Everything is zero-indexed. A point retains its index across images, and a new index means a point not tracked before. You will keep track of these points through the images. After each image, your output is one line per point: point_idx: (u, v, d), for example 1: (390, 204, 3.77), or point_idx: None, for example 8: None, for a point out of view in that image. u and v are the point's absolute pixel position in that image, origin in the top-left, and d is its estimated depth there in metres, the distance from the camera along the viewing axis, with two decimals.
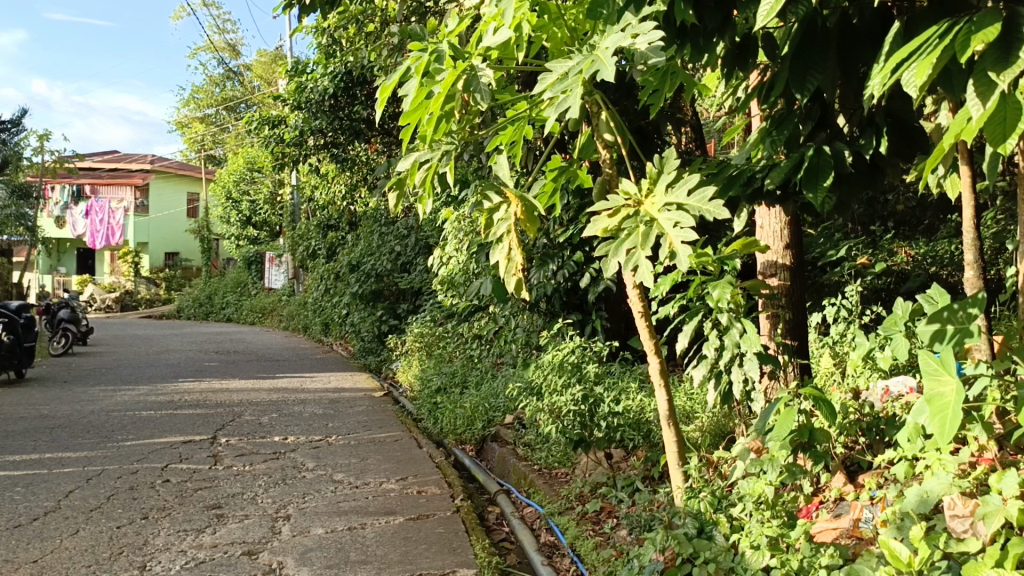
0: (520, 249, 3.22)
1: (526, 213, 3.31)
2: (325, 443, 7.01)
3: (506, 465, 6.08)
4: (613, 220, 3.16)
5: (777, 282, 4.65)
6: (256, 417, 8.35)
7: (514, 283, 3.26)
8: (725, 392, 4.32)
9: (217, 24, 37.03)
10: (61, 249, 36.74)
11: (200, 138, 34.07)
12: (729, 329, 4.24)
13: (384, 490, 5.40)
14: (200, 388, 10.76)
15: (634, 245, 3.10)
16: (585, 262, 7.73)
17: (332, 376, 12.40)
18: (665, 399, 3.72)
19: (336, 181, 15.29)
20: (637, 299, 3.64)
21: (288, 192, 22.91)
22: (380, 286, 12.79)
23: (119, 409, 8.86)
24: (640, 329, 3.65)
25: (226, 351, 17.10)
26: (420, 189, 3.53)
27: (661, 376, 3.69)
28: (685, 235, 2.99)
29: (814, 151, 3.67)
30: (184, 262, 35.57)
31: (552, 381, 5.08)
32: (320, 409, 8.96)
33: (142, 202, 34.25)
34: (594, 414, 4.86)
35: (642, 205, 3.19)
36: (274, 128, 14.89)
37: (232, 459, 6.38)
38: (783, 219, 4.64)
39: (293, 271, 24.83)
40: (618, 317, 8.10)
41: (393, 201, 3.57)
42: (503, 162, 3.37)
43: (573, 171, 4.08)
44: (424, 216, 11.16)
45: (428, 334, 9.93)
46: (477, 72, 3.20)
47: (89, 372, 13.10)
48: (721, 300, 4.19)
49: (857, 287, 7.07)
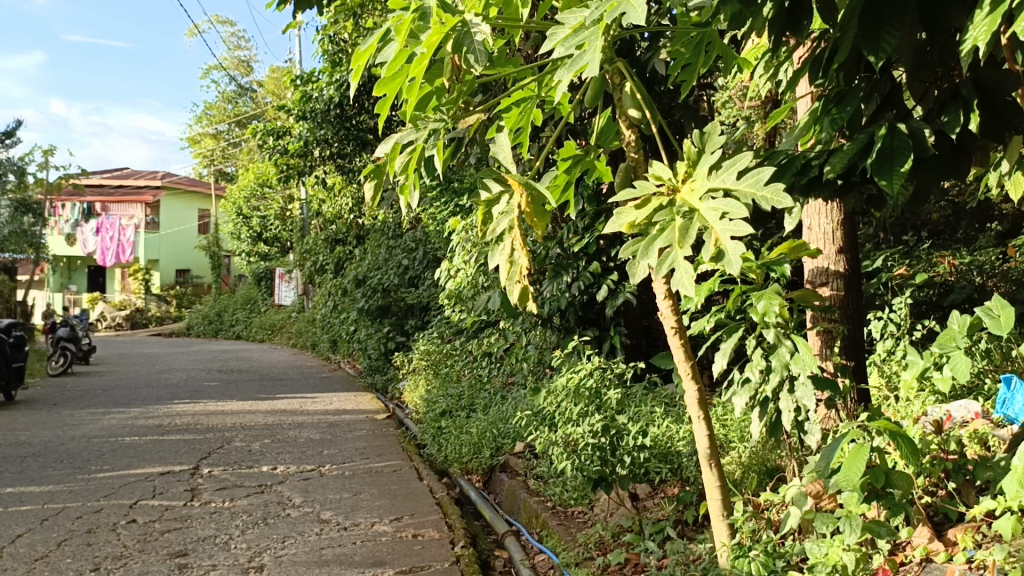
0: (525, 249, 2.58)
1: (530, 204, 2.65)
2: (317, 474, 6.35)
3: (516, 500, 5.40)
4: (640, 210, 2.51)
5: (829, 292, 3.99)
6: (246, 443, 7.71)
7: (518, 293, 2.59)
8: (772, 422, 3.64)
9: (229, 41, 36.77)
10: (72, 266, 36.45)
11: (211, 154, 33.72)
12: (777, 348, 3.58)
13: (374, 533, 4.74)
14: (194, 410, 10.14)
15: (669, 242, 2.43)
16: (602, 273, 7.09)
17: (335, 396, 11.75)
18: (704, 434, 3.02)
19: (342, 194, 14.71)
20: (669, 312, 2.97)
21: (296, 207, 22.38)
22: (387, 302, 12.14)
23: (102, 435, 8.25)
24: (674, 350, 2.98)
25: (230, 370, 16.51)
26: (402, 178, 2.89)
27: (700, 406, 2.99)
28: (736, 227, 2.33)
29: (886, 130, 3.01)
30: (194, 279, 35.16)
31: (568, 409, 4.20)
32: (317, 433, 8.31)
33: (153, 219, 33.91)
34: (616, 448, 3.91)
35: (678, 192, 2.53)
36: (278, 139, 14.33)
37: (211, 493, 5.74)
38: (836, 218, 3.99)
39: (302, 287, 24.27)
40: (637, 333, 7.43)
41: (369, 191, 2.90)
42: (503, 142, 2.70)
43: (590, 161, 3.44)
44: (432, 226, 10.54)
45: (435, 352, 9.25)
46: (470, 28, 2.54)
47: (84, 393, 12.53)
48: (769, 313, 3.52)
49: (905, 300, 6.34)
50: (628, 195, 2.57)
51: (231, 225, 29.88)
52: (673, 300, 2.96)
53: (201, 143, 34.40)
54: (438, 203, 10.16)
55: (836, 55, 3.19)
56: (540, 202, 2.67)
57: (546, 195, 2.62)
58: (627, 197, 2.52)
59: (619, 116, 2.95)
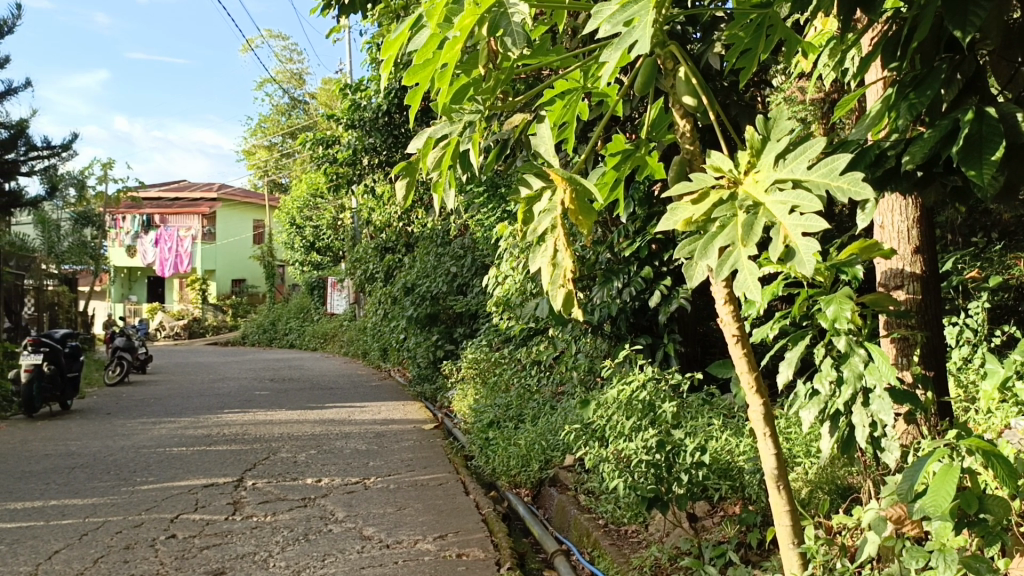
0: (570, 250, 2.34)
1: (575, 199, 2.40)
2: (361, 487, 6.20)
3: (566, 517, 5.14)
4: (696, 205, 2.25)
5: (905, 296, 3.64)
6: (292, 454, 7.63)
7: (562, 298, 2.35)
8: (845, 437, 3.32)
9: (283, 55, 37.40)
10: (133, 277, 37.43)
11: (265, 166, 34.28)
12: (849, 358, 3.27)
13: (417, 552, 4.54)
14: (244, 420, 10.14)
15: (731, 241, 2.17)
16: (654, 278, 6.84)
17: (383, 405, 11.64)
18: (771, 454, 2.71)
19: (391, 202, 14.65)
20: (730, 319, 2.69)
21: (347, 217, 22.48)
22: (436, 310, 11.98)
23: (151, 445, 8.27)
24: (736, 361, 2.70)
25: (281, 379, 16.63)
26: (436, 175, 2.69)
27: (766, 422, 2.69)
28: (808, 223, 2.05)
29: (974, 113, 2.69)
30: (249, 289, 35.74)
31: (619, 423, 3.89)
32: (364, 444, 8.17)
33: (209, 230, 34.59)
34: (673, 465, 3.62)
35: (740, 185, 2.26)
36: (328, 148, 14.35)
37: (253, 507, 5.66)
38: (910, 216, 3.66)
39: (353, 296, 24.35)
40: (691, 340, 7.18)
41: (401, 190, 2.71)
42: (545, 134, 2.48)
43: (641, 157, 3.21)
44: (480, 233, 10.37)
45: (484, 360, 9.04)
46: (507, 9, 2.31)
47: (139, 402, 12.70)
48: (840, 319, 3.20)
49: (983, 304, 5.91)
50: (683, 189, 2.31)
51: (284, 235, 30.27)
52: (734, 305, 2.69)
53: (255, 155, 35.01)
54: (486, 209, 9.97)
55: (916, 33, 2.91)
56: (585, 197, 2.42)
57: (593, 190, 2.38)
58: (682, 191, 2.27)
59: (672, 104, 2.70)
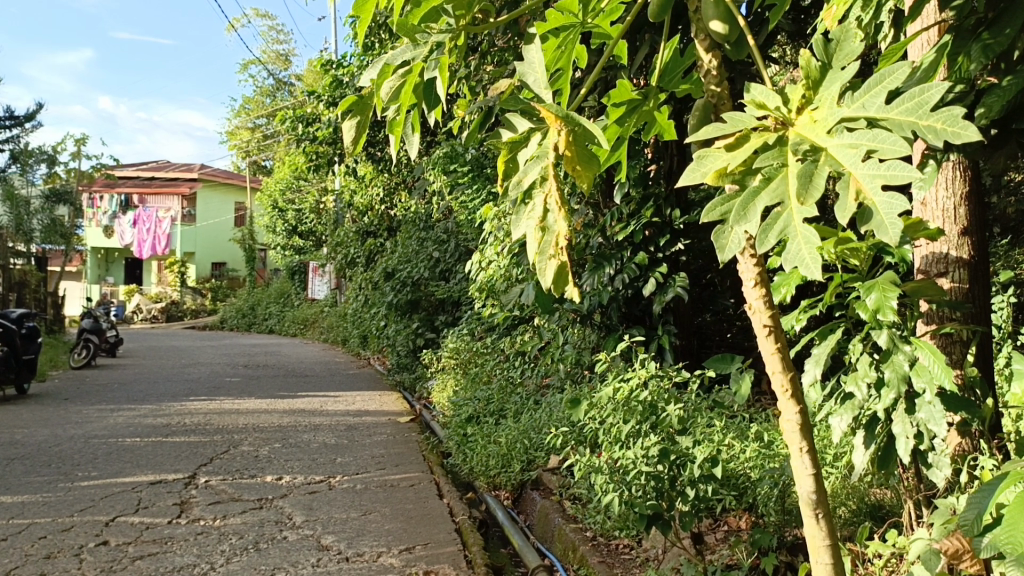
0: (563, 210, 1.79)
1: (572, 142, 1.84)
2: (325, 487, 5.64)
3: (549, 526, 4.62)
4: (733, 151, 1.71)
5: (950, 284, 3.11)
6: (255, 448, 7.06)
7: (553, 273, 1.80)
8: (884, 449, 2.79)
9: (269, 35, 36.48)
10: (109, 258, 36.52)
11: (247, 147, 33.40)
12: (890, 356, 2.73)
13: (379, 568, 3.99)
14: (208, 409, 9.54)
15: (779, 199, 1.64)
16: (649, 265, 6.34)
17: (359, 395, 11.06)
18: (808, 474, 2.16)
19: (373, 183, 14.02)
20: (761, 305, 2.15)
21: (330, 201, 21.74)
22: (416, 297, 11.37)
23: (102, 435, 7.67)
24: (766, 357, 2.16)
25: (255, 365, 15.99)
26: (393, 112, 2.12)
27: (803, 435, 2.15)
28: (890, 175, 1.52)
29: None
30: (230, 272, 34.88)
31: (615, 427, 3.36)
32: (333, 438, 7.60)
33: (189, 212, 33.70)
34: (677, 479, 3.06)
35: (791, 125, 1.71)
36: (308, 126, 13.42)
37: (201, 509, 5.10)
38: (959, 188, 3.12)
39: (334, 281, 23.68)
40: (687, 333, 6.68)
41: (347, 133, 2.11)
42: (536, 59, 1.91)
43: (649, 110, 2.68)
44: (463, 215, 9.81)
45: (465, 350, 8.45)
46: None
47: (101, 388, 12.05)
48: (884, 309, 2.65)
49: (1007, 298, 5.41)
50: (714, 132, 1.77)
51: (265, 218, 29.46)
52: (765, 288, 2.15)
53: (238, 136, 34.13)
54: (471, 191, 9.36)
55: None
56: (585, 142, 1.86)
57: (596, 132, 1.81)
58: (714, 133, 1.74)
59: (696, 33, 2.14)
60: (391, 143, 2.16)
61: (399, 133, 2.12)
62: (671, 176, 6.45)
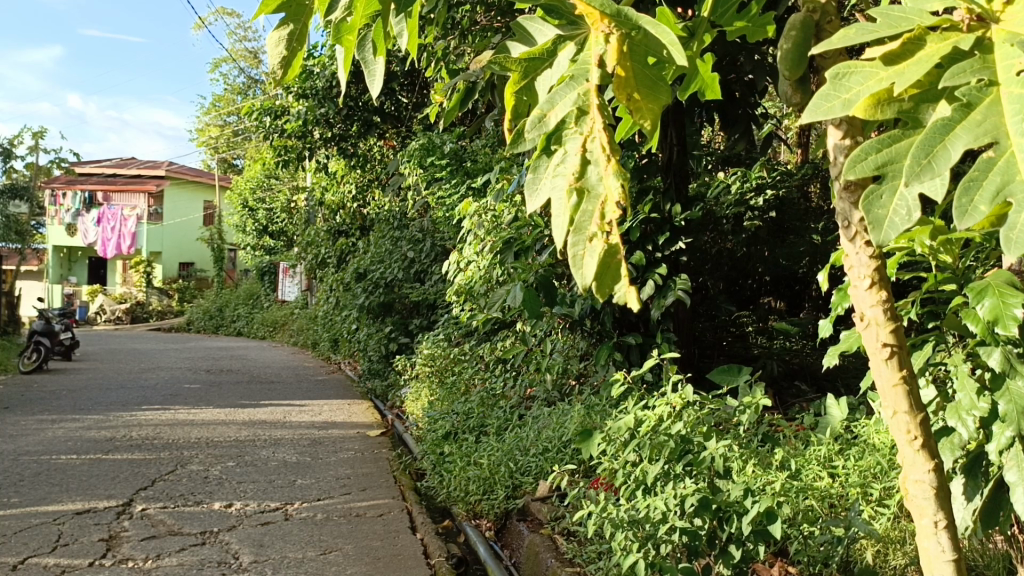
0: (614, 163, 1.12)
1: (628, 55, 1.19)
2: (281, 517, 4.90)
3: (539, 567, 3.94)
4: (895, 67, 1.07)
5: None
6: (205, 467, 6.29)
7: (596, 264, 1.10)
8: (992, 501, 2.18)
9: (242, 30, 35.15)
10: (72, 257, 35.13)
11: (217, 145, 32.17)
12: (1005, 383, 2.13)
13: None
14: (160, 420, 8.71)
15: (990, 137, 0.98)
16: (646, 266, 5.70)
17: (326, 405, 10.26)
18: (946, 560, 1.49)
19: (346, 180, 13.16)
20: (880, 318, 1.48)
21: (301, 201, 20.75)
22: (390, 299, 10.64)
23: (34, 452, 6.82)
24: (885, 390, 1.48)
25: (218, 370, 15.10)
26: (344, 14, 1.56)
27: (942, 505, 1.47)
28: None
29: None
30: (198, 272, 33.68)
31: (639, 468, 2.78)
32: (294, 455, 6.83)
33: (156, 210, 32.45)
34: (718, 537, 2.43)
35: (995, 24, 1.08)
36: (276, 118, 12.16)
37: (130, 547, 4.33)
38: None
39: (306, 282, 22.77)
40: (689, 340, 5.94)
41: (276, 48, 1.58)
42: None
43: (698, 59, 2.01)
44: (440, 212, 9.03)
45: (441, 356, 7.72)
46: None
47: (47, 395, 11.12)
48: (1004, 321, 2.03)
49: None
50: (858, 37, 1.12)
51: (235, 218, 28.39)
52: (884, 291, 1.50)
53: (208, 132, 32.94)
54: (448, 186, 8.61)
55: None
56: (648, 55, 1.21)
57: (669, 41, 1.15)
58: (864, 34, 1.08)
59: None
60: (341, 60, 1.61)
61: (352, 47, 1.58)
62: (670, 168, 5.80)
